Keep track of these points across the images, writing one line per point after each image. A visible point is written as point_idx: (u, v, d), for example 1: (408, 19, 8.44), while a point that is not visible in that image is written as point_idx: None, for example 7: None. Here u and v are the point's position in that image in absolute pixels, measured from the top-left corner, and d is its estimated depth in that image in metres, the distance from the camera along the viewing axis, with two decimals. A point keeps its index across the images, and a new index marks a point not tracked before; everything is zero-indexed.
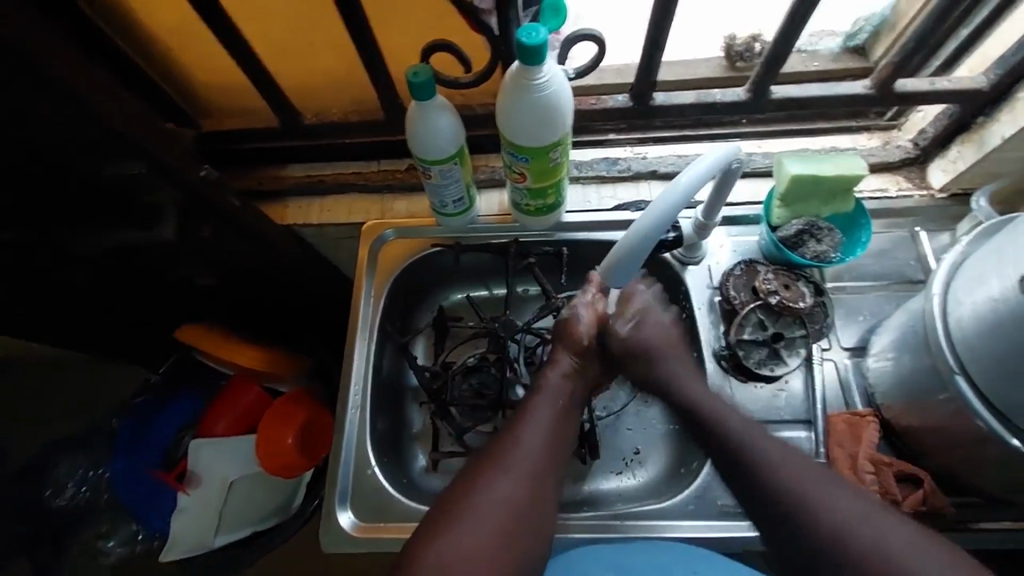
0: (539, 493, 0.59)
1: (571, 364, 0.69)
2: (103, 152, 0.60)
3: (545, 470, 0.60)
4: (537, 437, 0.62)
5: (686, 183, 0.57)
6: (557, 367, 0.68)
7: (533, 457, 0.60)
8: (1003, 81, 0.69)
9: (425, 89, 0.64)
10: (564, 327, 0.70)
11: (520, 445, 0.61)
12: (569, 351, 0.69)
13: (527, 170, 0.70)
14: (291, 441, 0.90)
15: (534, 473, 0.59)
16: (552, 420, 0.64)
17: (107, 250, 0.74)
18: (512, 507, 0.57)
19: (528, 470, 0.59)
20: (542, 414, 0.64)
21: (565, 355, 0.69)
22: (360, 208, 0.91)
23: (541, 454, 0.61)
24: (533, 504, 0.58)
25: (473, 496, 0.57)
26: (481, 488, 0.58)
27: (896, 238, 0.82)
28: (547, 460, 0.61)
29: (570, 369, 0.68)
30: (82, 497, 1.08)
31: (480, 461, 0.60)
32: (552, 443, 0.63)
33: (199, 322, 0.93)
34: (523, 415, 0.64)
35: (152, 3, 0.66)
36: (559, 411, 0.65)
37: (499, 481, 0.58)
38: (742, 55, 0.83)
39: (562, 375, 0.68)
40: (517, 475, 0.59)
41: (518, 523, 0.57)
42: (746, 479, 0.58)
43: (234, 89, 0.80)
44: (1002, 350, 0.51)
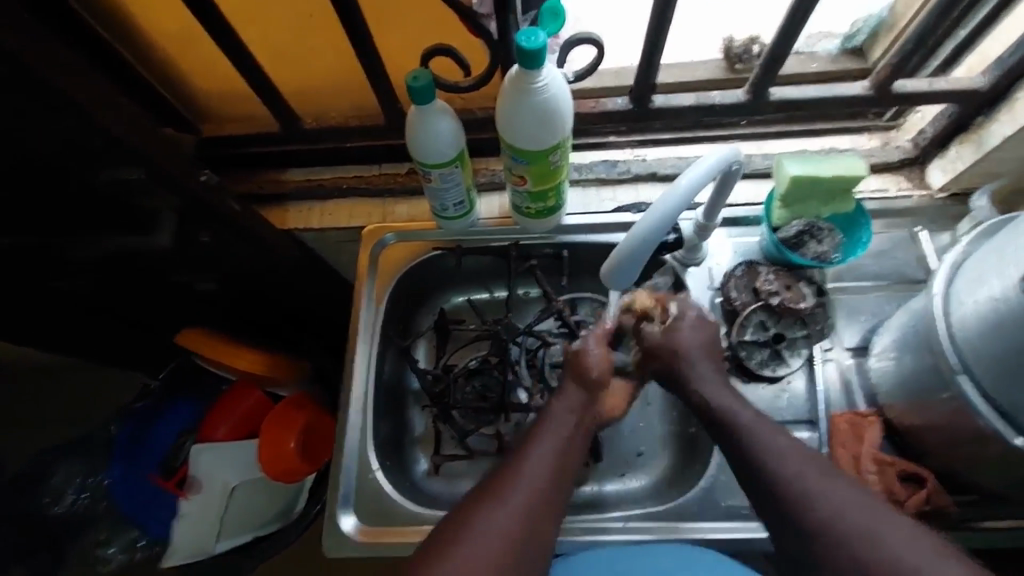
0: (538, 525, 0.58)
1: (583, 396, 0.66)
2: (101, 158, 0.60)
3: (547, 501, 0.59)
4: (539, 468, 0.60)
5: (686, 185, 0.57)
6: (567, 396, 0.66)
7: (533, 487, 0.59)
8: (1001, 81, 0.69)
9: (424, 93, 0.64)
10: (576, 358, 0.68)
11: (522, 475, 0.59)
12: (579, 385, 0.67)
13: (527, 173, 0.70)
14: (292, 446, 0.90)
15: (535, 504, 0.58)
16: (557, 451, 0.62)
17: (107, 255, 0.74)
18: (508, 540, 0.56)
19: (528, 503, 0.58)
20: (547, 444, 0.62)
21: (573, 385, 0.67)
22: (361, 212, 0.91)
23: (543, 485, 0.59)
24: (535, 532, 0.57)
25: (468, 528, 0.56)
26: (478, 519, 0.56)
27: (896, 238, 0.82)
28: (549, 491, 0.59)
29: (581, 402, 0.66)
30: (83, 503, 1.08)
31: (479, 492, 0.59)
32: (556, 474, 0.61)
33: (199, 327, 0.93)
34: (528, 445, 0.62)
35: (152, 9, 0.66)
36: (567, 441, 0.63)
37: (498, 514, 0.57)
38: (740, 57, 0.83)
39: (571, 406, 0.66)
40: (516, 507, 0.57)
41: (514, 556, 0.55)
42: (757, 478, 0.57)
43: (234, 94, 0.80)
44: (1004, 349, 0.51)
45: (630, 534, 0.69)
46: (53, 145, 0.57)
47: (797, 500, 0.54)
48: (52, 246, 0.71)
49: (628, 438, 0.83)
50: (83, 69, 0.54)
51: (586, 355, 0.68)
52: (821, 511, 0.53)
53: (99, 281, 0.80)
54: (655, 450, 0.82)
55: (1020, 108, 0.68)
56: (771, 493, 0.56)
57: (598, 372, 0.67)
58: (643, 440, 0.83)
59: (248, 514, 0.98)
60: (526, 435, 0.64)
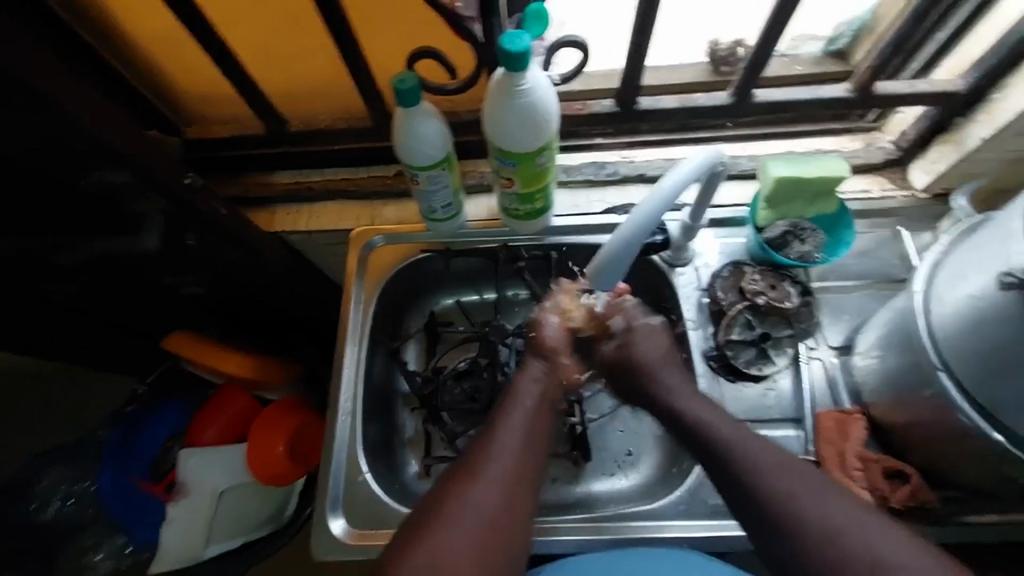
0: (515, 500, 0.58)
1: (542, 370, 0.71)
2: (85, 161, 0.59)
3: (521, 477, 0.60)
4: (511, 443, 0.61)
5: (670, 186, 0.58)
6: (527, 375, 0.69)
7: (506, 463, 0.60)
8: (979, 83, 0.70)
9: (411, 96, 0.64)
10: (533, 335, 0.74)
11: (495, 453, 0.60)
12: (538, 358, 0.72)
13: (514, 174, 0.70)
14: (282, 449, 0.90)
15: (510, 480, 0.59)
16: (527, 424, 0.64)
17: (92, 259, 0.73)
18: (487, 516, 0.56)
19: (504, 478, 0.59)
20: (517, 419, 0.64)
21: (534, 360, 0.72)
22: (350, 214, 0.91)
23: (517, 459, 0.60)
24: (511, 510, 0.57)
25: (447, 507, 0.56)
26: (455, 497, 0.57)
27: (879, 238, 0.84)
28: (524, 466, 0.60)
29: (541, 374, 0.70)
30: (68, 510, 1.06)
31: (455, 472, 0.60)
32: (527, 448, 0.62)
33: (188, 331, 0.93)
34: (498, 423, 0.63)
35: (137, 12, 0.66)
36: (534, 415, 0.65)
37: (473, 490, 0.57)
38: (725, 60, 0.85)
39: (534, 379, 0.69)
40: (492, 483, 0.58)
41: (494, 532, 0.56)
42: (731, 476, 0.58)
43: (220, 96, 0.80)
44: (982, 346, 0.52)
45: (620, 535, 0.69)
46: (34, 147, 0.56)
47: (775, 499, 0.54)
48: (36, 249, 0.70)
49: (617, 438, 0.84)
50: (65, 71, 0.53)
51: (543, 324, 0.74)
52: (799, 507, 0.53)
53: (84, 285, 0.79)
54: (644, 449, 0.83)
55: (997, 110, 0.70)
56: (749, 487, 0.56)
57: (554, 341, 0.73)
58: (632, 440, 0.84)
59: (238, 518, 0.97)
60: (495, 414, 0.65)
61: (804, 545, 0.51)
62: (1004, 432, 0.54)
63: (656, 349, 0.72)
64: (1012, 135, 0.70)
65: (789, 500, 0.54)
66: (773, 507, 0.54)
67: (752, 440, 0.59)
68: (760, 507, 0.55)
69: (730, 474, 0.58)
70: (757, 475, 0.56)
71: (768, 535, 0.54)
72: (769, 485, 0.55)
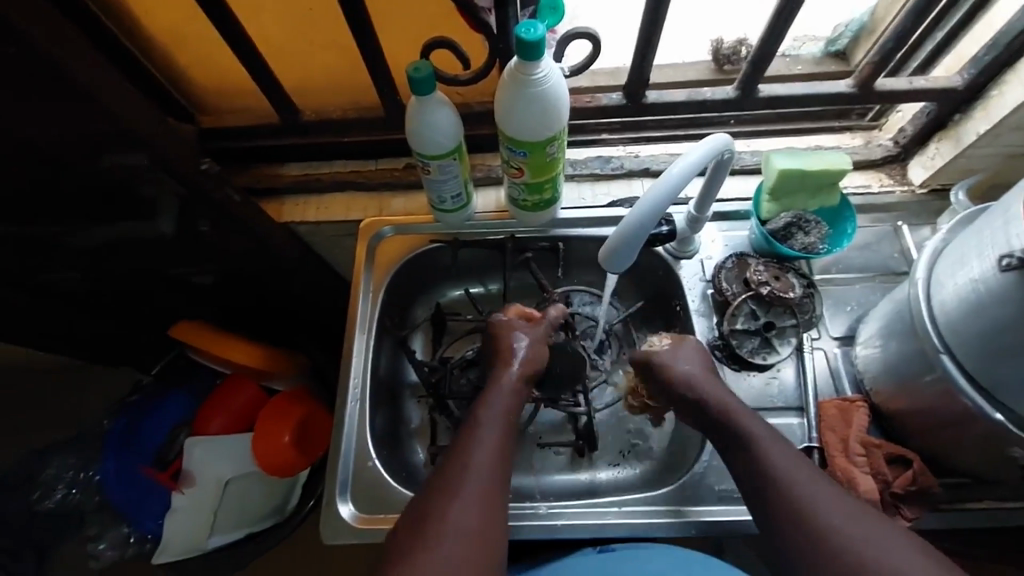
0: (495, 515, 0.57)
1: (519, 374, 0.68)
2: (104, 140, 0.60)
3: (497, 488, 0.58)
4: (485, 455, 0.60)
5: (675, 176, 0.58)
6: (499, 389, 0.66)
7: (483, 478, 0.58)
8: (976, 80, 0.72)
9: (425, 84, 0.65)
10: (500, 345, 0.71)
11: (470, 470, 0.58)
12: (506, 365, 0.68)
13: (525, 164, 0.72)
14: (288, 439, 0.90)
15: (486, 495, 0.57)
16: (500, 434, 0.62)
17: (109, 242, 0.74)
18: (469, 535, 0.54)
19: (482, 494, 0.57)
20: (486, 436, 0.61)
21: (508, 368, 0.68)
22: (358, 205, 0.92)
23: (491, 472, 0.59)
24: (492, 527, 0.56)
25: (432, 525, 0.55)
26: (439, 514, 0.55)
27: (879, 232, 0.85)
28: (500, 478, 0.59)
29: (514, 386, 0.67)
30: (72, 499, 1.06)
31: (435, 489, 0.58)
32: (501, 459, 0.60)
33: (194, 320, 0.93)
34: (470, 435, 0.61)
35: (155, 4, 0.67)
36: (504, 429, 0.63)
37: (454, 510, 0.56)
38: (728, 59, 0.87)
39: (508, 394, 0.66)
40: (470, 499, 0.56)
41: (481, 547, 0.54)
42: (761, 497, 0.57)
43: (234, 87, 0.81)
44: (982, 328, 0.54)
45: (628, 520, 0.70)
46: (56, 126, 0.56)
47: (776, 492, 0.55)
48: (53, 234, 0.70)
49: (622, 428, 0.85)
50: (86, 47, 0.54)
51: (509, 340, 0.71)
52: (810, 522, 0.53)
53: (97, 270, 0.80)
54: (650, 440, 0.84)
55: (993, 106, 0.71)
56: (774, 509, 0.55)
57: (528, 364, 0.69)
58: (637, 431, 0.84)
59: (243, 509, 0.97)
60: (466, 428, 0.63)
61: (807, 552, 0.52)
62: (1005, 412, 0.56)
63: (701, 366, 0.68)
64: (1009, 130, 0.72)
65: (795, 495, 0.55)
66: (788, 515, 0.54)
67: (788, 455, 0.58)
68: (783, 522, 0.54)
69: (758, 491, 0.57)
70: (787, 494, 0.55)
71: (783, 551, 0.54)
72: (785, 484, 0.55)
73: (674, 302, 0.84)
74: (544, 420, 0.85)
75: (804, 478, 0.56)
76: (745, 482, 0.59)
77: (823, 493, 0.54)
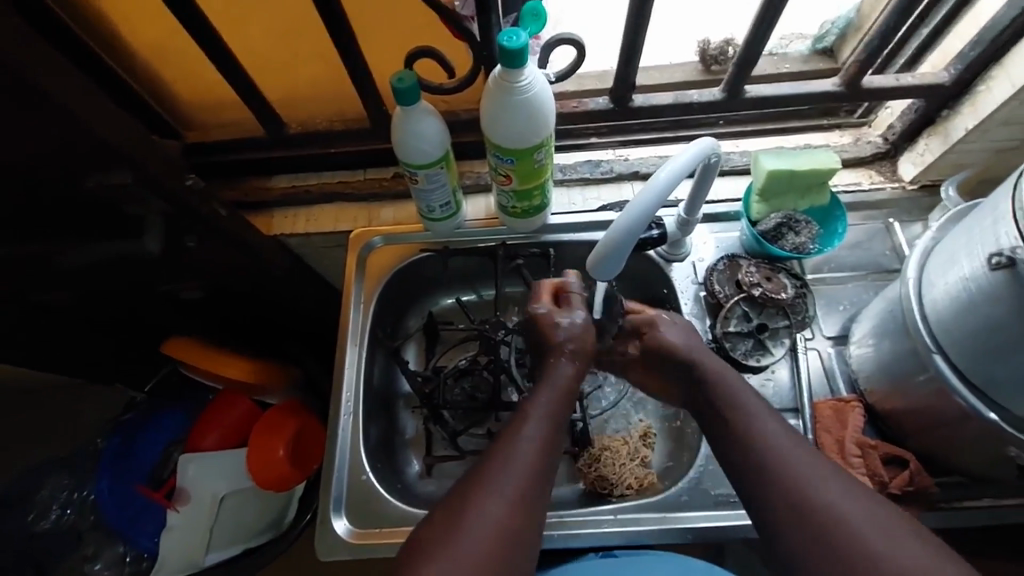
0: (529, 514, 0.56)
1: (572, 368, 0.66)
2: (85, 160, 0.59)
3: (537, 488, 0.57)
4: (527, 454, 0.58)
5: (664, 179, 0.57)
6: (548, 387, 0.64)
7: (522, 476, 0.57)
8: (963, 76, 0.72)
9: (410, 94, 0.65)
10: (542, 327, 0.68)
11: (508, 465, 0.57)
12: (566, 361, 0.66)
13: (512, 172, 0.71)
14: (282, 453, 0.89)
15: (525, 494, 0.56)
16: (546, 433, 0.60)
17: (95, 261, 0.74)
18: (501, 527, 0.54)
19: (518, 491, 0.56)
20: (532, 434, 0.60)
21: (562, 360, 0.66)
22: (347, 216, 0.92)
23: (530, 469, 0.58)
24: (526, 524, 0.55)
25: (462, 516, 0.55)
26: (472, 507, 0.55)
27: (870, 230, 0.85)
28: (540, 479, 0.58)
29: (567, 381, 0.65)
30: (67, 519, 1.05)
31: (469, 484, 0.57)
32: (544, 456, 0.59)
33: (186, 336, 0.92)
34: (512, 432, 0.60)
35: (136, 19, 0.67)
36: (550, 427, 0.61)
37: (487, 504, 0.55)
38: (716, 59, 0.86)
39: (557, 391, 0.64)
40: (504, 497, 0.56)
41: (510, 540, 0.54)
42: (749, 468, 0.56)
43: (218, 99, 0.81)
44: (975, 326, 0.53)
45: (625, 528, 0.69)
46: (32, 144, 0.55)
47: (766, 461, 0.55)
48: (38, 255, 0.69)
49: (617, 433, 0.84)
50: (58, 62, 0.53)
51: (556, 327, 0.67)
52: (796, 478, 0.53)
53: (85, 289, 0.79)
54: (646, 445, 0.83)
55: (981, 101, 0.71)
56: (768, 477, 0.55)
57: (582, 352, 0.67)
58: None
59: (238, 525, 0.96)
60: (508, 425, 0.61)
61: (794, 515, 0.52)
62: (999, 411, 0.55)
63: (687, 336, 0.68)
64: (997, 126, 0.72)
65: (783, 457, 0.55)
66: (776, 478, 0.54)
67: (772, 424, 0.58)
68: (794, 518, 0.52)
69: (748, 462, 0.56)
70: (799, 493, 0.53)
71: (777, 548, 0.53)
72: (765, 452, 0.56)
73: (668, 306, 0.84)
74: None
75: (809, 475, 0.54)
76: (747, 478, 0.56)
77: (833, 487, 0.53)
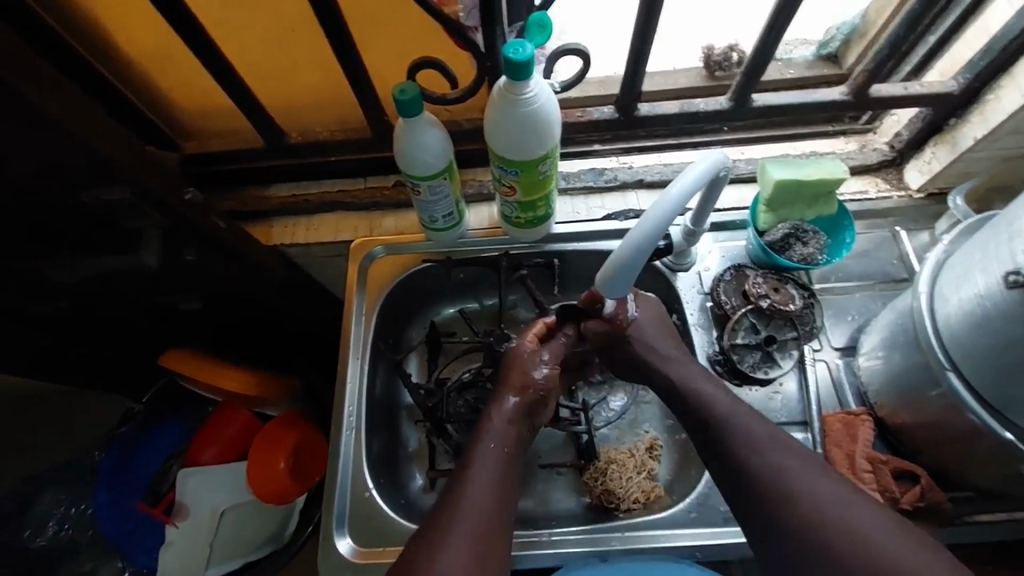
0: (495, 533, 0.54)
1: (515, 408, 0.64)
2: (81, 175, 0.58)
3: (498, 510, 0.56)
4: (488, 472, 0.58)
5: (676, 194, 0.56)
6: (499, 415, 0.63)
7: (487, 493, 0.56)
8: (972, 85, 0.71)
9: (413, 105, 0.63)
10: (513, 364, 0.67)
11: (472, 481, 0.57)
12: (516, 398, 0.65)
13: (516, 183, 0.70)
14: (283, 466, 0.88)
15: (490, 512, 0.55)
16: (501, 459, 0.60)
17: (92, 277, 0.72)
18: (480, 529, 0.53)
19: (489, 500, 0.56)
20: (486, 451, 0.60)
21: (509, 395, 0.65)
22: (348, 225, 0.90)
23: (495, 479, 0.58)
24: (494, 540, 0.54)
25: (446, 521, 0.54)
26: (450, 518, 0.54)
27: (877, 238, 0.84)
28: (501, 500, 0.57)
29: (514, 413, 0.64)
30: (66, 534, 1.05)
31: (449, 492, 0.57)
32: (504, 481, 0.58)
33: (184, 348, 0.91)
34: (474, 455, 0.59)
35: (132, 29, 0.66)
36: (506, 446, 0.61)
37: (461, 515, 0.54)
38: (720, 65, 0.85)
39: (507, 419, 0.63)
40: (471, 510, 0.55)
41: (489, 546, 0.53)
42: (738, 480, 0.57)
43: (217, 109, 0.79)
44: (991, 342, 0.52)
45: (632, 545, 0.68)
46: (27, 161, 0.54)
47: (752, 471, 0.56)
48: (33, 273, 0.68)
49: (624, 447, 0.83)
50: (51, 77, 0.51)
51: (530, 366, 0.67)
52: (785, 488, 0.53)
53: (80, 305, 0.78)
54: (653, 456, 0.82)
55: (990, 110, 0.70)
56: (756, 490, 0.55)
57: (539, 391, 0.66)
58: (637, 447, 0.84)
59: (237, 540, 0.95)
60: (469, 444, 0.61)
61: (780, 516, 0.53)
62: (1016, 431, 0.55)
63: (655, 326, 0.74)
64: (1006, 135, 0.71)
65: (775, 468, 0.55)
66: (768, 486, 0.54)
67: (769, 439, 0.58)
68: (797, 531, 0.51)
69: (735, 470, 0.57)
70: (808, 509, 0.52)
71: (782, 552, 0.52)
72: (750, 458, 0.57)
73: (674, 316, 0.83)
74: (544, 440, 0.83)
75: (819, 491, 0.53)
76: (744, 484, 0.56)
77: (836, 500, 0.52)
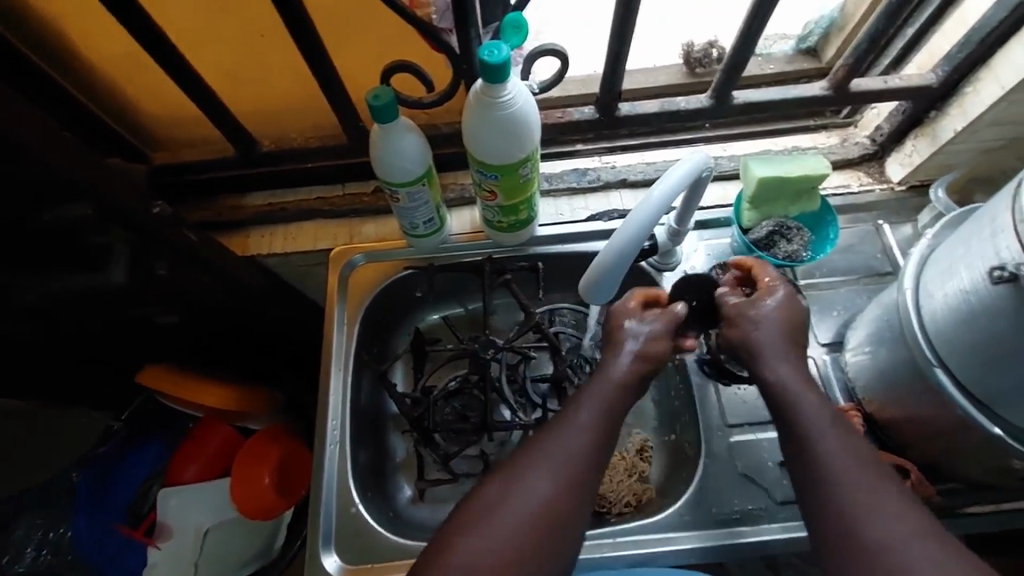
0: (569, 507, 0.51)
1: (628, 371, 0.57)
2: (41, 193, 0.55)
3: (581, 482, 0.52)
4: (578, 438, 0.53)
5: (659, 197, 0.55)
6: (602, 379, 0.57)
7: (570, 461, 0.52)
8: (951, 77, 0.71)
9: (388, 111, 0.62)
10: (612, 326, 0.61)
11: (553, 450, 0.53)
12: (617, 356, 0.59)
13: (497, 187, 0.69)
14: (268, 481, 0.87)
15: (570, 482, 0.51)
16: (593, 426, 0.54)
17: (59, 297, 0.70)
18: (553, 506, 0.50)
19: (569, 473, 0.52)
20: (582, 418, 0.55)
21: (620, 357, 0.58)
22: (326, 233, 0.88)
23: (584, 451, 0.53)
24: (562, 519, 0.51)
25: (504, 504, 0.51)
26: (515, 498, 0.50)
27: (861, 233, 0.84)
28: (589, 468, 0.53)
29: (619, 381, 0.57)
30: (44, 560, 1.02)
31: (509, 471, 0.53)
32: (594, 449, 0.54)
33: (160, 364, 0.88)
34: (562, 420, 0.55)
35: (94, 37, 0.63)
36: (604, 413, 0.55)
37: (529, 496, 0.50)
38: (700, 61, 0.84)
39: (610, 383, 0.57)
40: (547, 483, 0.51)
41: (554, 530, 0.50)
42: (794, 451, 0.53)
43: (186, 118, 0.77)
44: (978, 337, 0.52)
45: (622, 551, 0.68)
46: None
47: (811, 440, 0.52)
48: None
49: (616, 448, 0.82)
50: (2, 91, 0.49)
51: (625, 329, 0.60)
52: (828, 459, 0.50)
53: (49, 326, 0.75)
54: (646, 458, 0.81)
55: (969, 102, 0.70)
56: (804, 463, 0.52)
57: (644, 365, 0.58)
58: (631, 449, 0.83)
59: (224, 556, 0.94)
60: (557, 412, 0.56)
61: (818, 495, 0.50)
62: (1003, 426, 0.55)
63: (784, 329, 0.58)
64: (986, 126, 0.71)
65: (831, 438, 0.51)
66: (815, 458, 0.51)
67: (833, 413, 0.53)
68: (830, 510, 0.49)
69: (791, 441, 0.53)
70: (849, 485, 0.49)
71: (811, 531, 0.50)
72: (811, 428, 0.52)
73: None
74: None
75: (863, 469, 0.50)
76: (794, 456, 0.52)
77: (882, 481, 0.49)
